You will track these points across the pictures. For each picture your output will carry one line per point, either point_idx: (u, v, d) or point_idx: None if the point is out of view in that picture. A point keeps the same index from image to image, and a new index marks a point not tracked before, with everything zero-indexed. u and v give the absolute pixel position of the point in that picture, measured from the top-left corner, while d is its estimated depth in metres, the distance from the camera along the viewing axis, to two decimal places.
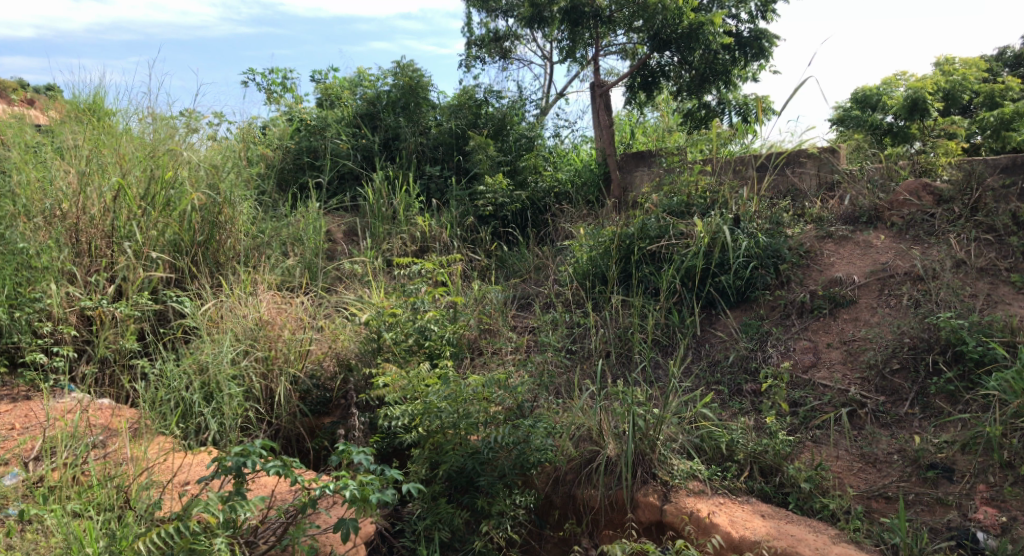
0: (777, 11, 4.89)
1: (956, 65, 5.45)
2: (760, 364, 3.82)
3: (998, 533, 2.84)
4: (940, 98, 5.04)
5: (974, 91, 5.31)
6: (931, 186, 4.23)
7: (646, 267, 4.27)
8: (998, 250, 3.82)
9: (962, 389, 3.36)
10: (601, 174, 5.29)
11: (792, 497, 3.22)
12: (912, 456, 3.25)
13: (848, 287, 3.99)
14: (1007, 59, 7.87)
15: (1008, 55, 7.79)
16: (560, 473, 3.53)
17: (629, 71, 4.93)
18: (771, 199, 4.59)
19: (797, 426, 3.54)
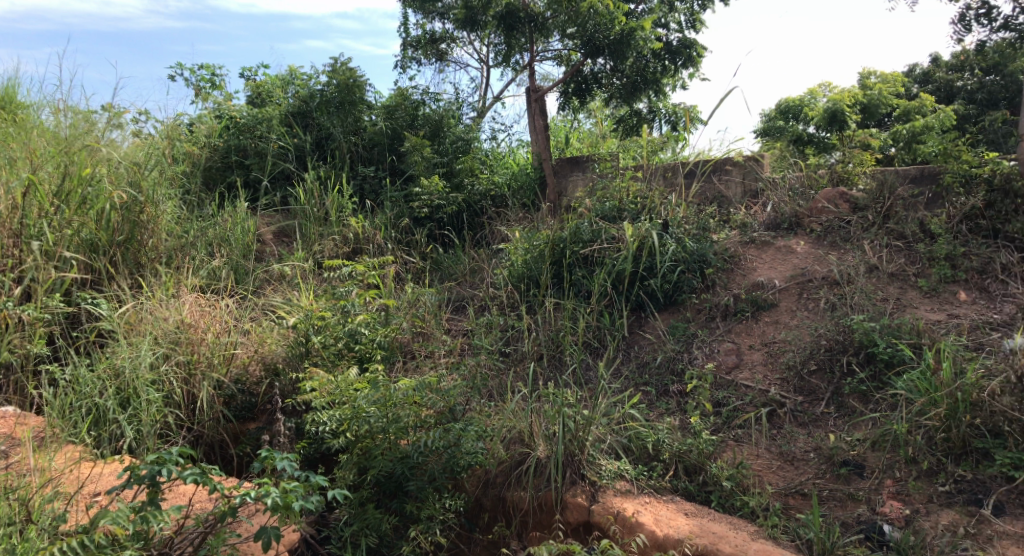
0: (706, 22, 5.01)
1: (873, 79, 5.72)
2: (686, 366, 3.91)
3: (903, 525, 3.00)
4: (858, 111, 5.28)
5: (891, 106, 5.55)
6: (848, 195, 4.43)
7: (578, 271, 4.32)
8: (907, 257, 4.02)
9: (873, 389, 3.53)
10: (536, 178, 5.33)
11: (714, 495, 3.31)
12: (827, 453, 3.39)
13: (769, 291, 4.12)
14: (916, 76, 8.32)
15: (917, 71, 8.23)
16: (491, 476, 3.56)
17: (563, 76, 4.93)
18: (699, 206, 4.72)
19: (720, 426, 3.65)
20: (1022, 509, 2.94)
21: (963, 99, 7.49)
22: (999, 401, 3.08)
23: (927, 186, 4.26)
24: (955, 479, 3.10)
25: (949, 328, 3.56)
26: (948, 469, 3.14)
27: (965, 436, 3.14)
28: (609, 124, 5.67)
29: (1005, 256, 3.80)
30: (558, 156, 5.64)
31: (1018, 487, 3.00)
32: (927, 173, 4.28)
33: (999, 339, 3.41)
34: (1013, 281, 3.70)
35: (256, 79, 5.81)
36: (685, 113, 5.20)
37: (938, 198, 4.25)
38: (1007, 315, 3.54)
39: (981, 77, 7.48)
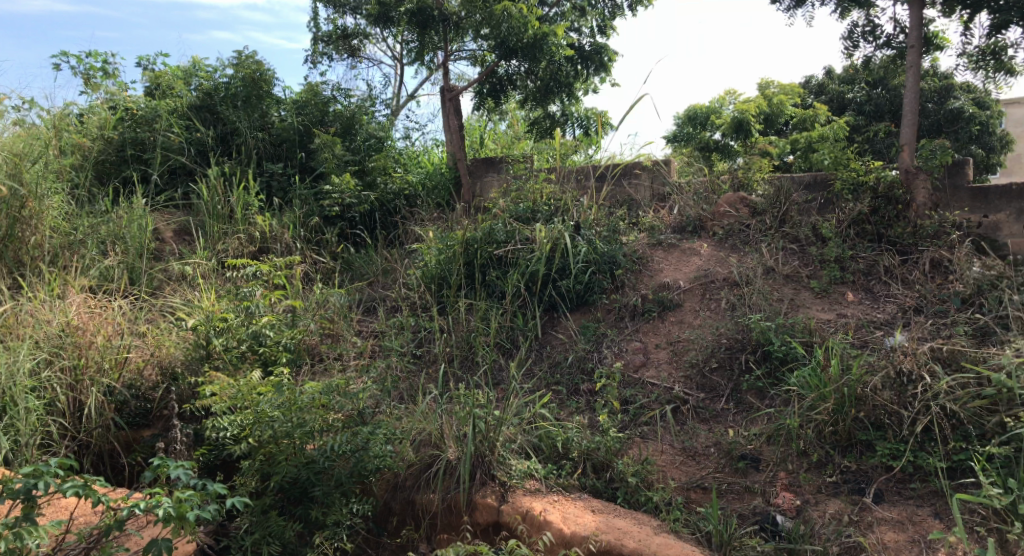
0: (615, 28, 5.15)
1: (773, 88, 5.97)
2: (596, 365, 3.98)
3: (793, 515, 3.16)
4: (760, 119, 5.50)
5: (790, 116, 5.85)
6: (747, 200, 4.63)
7: (491, 272, 4.34)
8: (801, 259, 4.23)
9: (769, 385, 3.69)
10: (450, 178, 5.32)
11: (620, 491, 3.38)
12: (726, 448, 3.52)
13: (675, 292, 4.26)
14: (812, 88, 8.81)
15: (812, 83, 8.74)
16: (400, 480, 3.53)
17: (477, 78, 4.93)
18: (609, 209, 4.83)
19: (627, 423, 3.74)
20: (899, 496, 3.15)
21: (853, 110, 7.96)
22: (880, 396, 3.31)
23: (820, 192, 4.56)
24: (841, 470, 3.30)
25: (837, 327, 3.75)
26: (835, 460, 3.33)
27: (851, 429, 3.36)
28: (523, 125, 5.72)
29: (888, 259, 4.05)
30: (473, 157, 5.64)
31: (896, 475, 3.21)
32: (819, 179, 4.57)
33: (881, 337, 3.63)
34: (893, 281, 3.95)
35: (154, 69, 5.52)
36: (595, 118, 5.32)
37: (830, 204, 4.53)
38: (889, 315, 3.77)
39: (869, 90, 7.97)
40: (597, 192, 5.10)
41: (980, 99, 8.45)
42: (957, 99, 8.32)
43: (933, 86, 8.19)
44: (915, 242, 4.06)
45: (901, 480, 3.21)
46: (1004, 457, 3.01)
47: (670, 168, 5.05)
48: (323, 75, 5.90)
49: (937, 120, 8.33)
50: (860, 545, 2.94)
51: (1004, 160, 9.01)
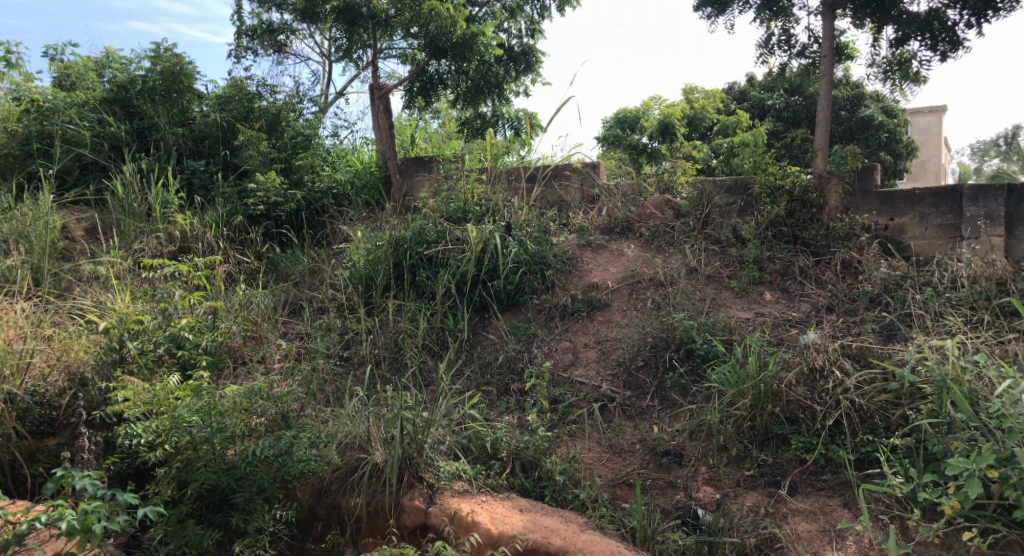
0: (544, 31, 5.23)
1: (697, 94, 6.16)
2: (526, 365, 4.00)
3: (713, 509, 3.26)
4: (685, 124, 5.70)
5: (713, 121, 6.04)
6: (672, 202, 4.75)
7: (421, 272, 4.30)
8: (722, 260, 4.35)
9: (691, 382, 3.79)
10: (380, 178, 5.26)
11: (548, 490, 3.41)
12: (651, 444, 3.60)
13: (603, 292, 4.32)
14: (735, 94, 9.12)
15: (735, 90, 9.05)
16: (325, 484, 3.46)
17: (407, 75, 4.87)
18: (539, 210, 4.89)
19: (555, 422, 3.77)
20: (812, 487, 3.29)
21: (773, 117, 8.29)
22: (795, 392, 3.44)
23: (740, 196, 4.64)
24: (759, 464, 3.42)
25: (755, 325, 3.89)
26: (753, 454, 3.45)
27: (767, 424, 3.48)
28: (454, 125, 5.73)
29: (803, 259, 4.22)
30: (403, 156, 5.60)
31: (809, 467, 3.35)
32: (739, 183, 4.64)
33: (796, 334, 3.78)
34: (808, 281, 4.12)
35: (63, 59, 5.27)
36: (526, 119, 5.37)
37: (749, 207, 4.63)
38: (803, 313, 3.92)
39: (787, 98, 8.32)
40: (527, 193, 5.13)
41: (887, 107, 8.94)
42: (868, 107, 8.79)
43: (846, 95, 8.62)
44: (827, 244, 4.25)
45: (813, 472, 3.35)
46: (907, 447, 3.19)
47: (597, 170, 5.10)
48: (247, 68, 5.72)
49: (850, 129, 8.71)
50: (775, 536, 3.08)
51: (910, 166, 9.56)
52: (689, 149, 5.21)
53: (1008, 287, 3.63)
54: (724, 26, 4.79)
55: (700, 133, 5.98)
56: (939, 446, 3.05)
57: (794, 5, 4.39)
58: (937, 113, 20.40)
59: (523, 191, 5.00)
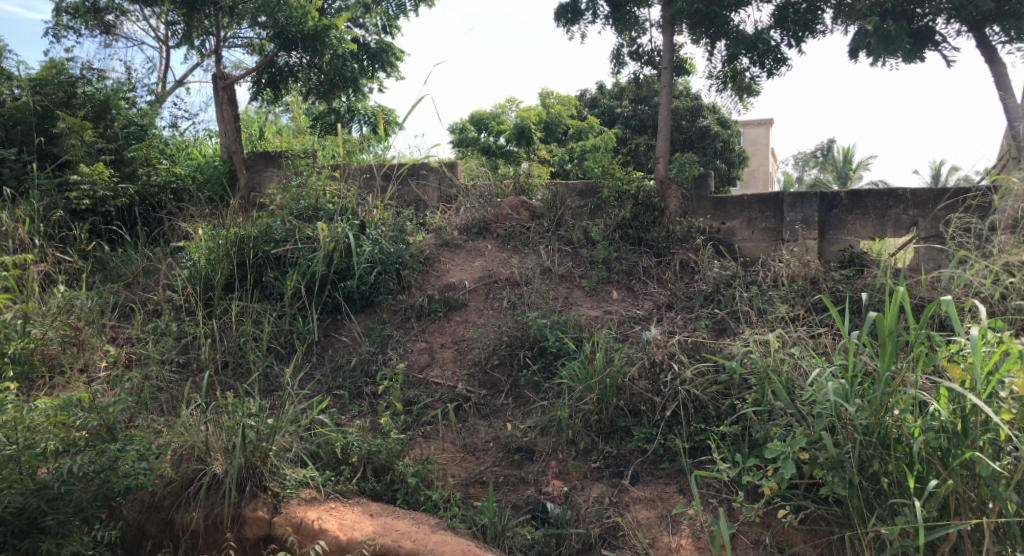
0: (401, 28, 5.20)
1: (552, 99, 6.34)
2: (379, 367, 3.93)
3: (562, 501, 3.36)
4: (541, 128, 5.87)
5: (566, 126, 6.26)
6: (528, 204, 4.87)
7: (269, 272, 4.15)
8: (573, 260, 4.51)
9: (543, 380, 3.87)
10: (225, 171, 5.05)
11: (400, 492, 3.36)
12: (503, 442, 3.64)
13: (460, 292, 4.34)
14: (587, 101, 9.53)
15: (587, 96, 9.47)
16: (156, 499, 3.19)
17: (253, 68, 4.75)
18: (395, 209, 4.83)
19: (410, 424, 3.73)
20: (652, 476, 3.47)
21: (621, 124, 8.75)
22: (636, 385, 3.64)
23: (590, 199, 4.87)
24: (604, 456, 3.57)
25: (603, 322, 4.05)
26: (599, 447, 3.59)
27: (612, 417, 3.63)
28: (306, 120, 5.53)
29: (646, 260, 4.46)
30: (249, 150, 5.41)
31: (650, 456, 3.53)
32: (590, 187, 4.88)
33: (639, 331, 3.98)
34: (651, 281, 4.36)
35: None
36: (381, 116, 5.32)
37: (599, 209, 4.85)
38: (647, 311, 4.14)
39: (634, 106, 8.81)
40: (383, 191, 5.07)
41: (722, 117, 9.68)
42: (705, 118, 9.51)
43: (686, 106, 9.27)
44: (668, 246, 4.53)
45: (653, 461, 3.53)
46: (734, 435, 3.44)
47: (455, 170, 5.15)
48: (70, 51, 5.27)
49: (689, 137, 9.45)
50: (617, 524, 3.22)
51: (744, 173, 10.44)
52: (543, 151, 5.39)
53: (820, 286, 4.01)
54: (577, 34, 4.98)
55: (559, 136, 6.20)
56: (761, 432, 3.32)
57: (639, 18, 4.62)
58: (763, 125, 22.28)
59: (378, 189, 4.91)
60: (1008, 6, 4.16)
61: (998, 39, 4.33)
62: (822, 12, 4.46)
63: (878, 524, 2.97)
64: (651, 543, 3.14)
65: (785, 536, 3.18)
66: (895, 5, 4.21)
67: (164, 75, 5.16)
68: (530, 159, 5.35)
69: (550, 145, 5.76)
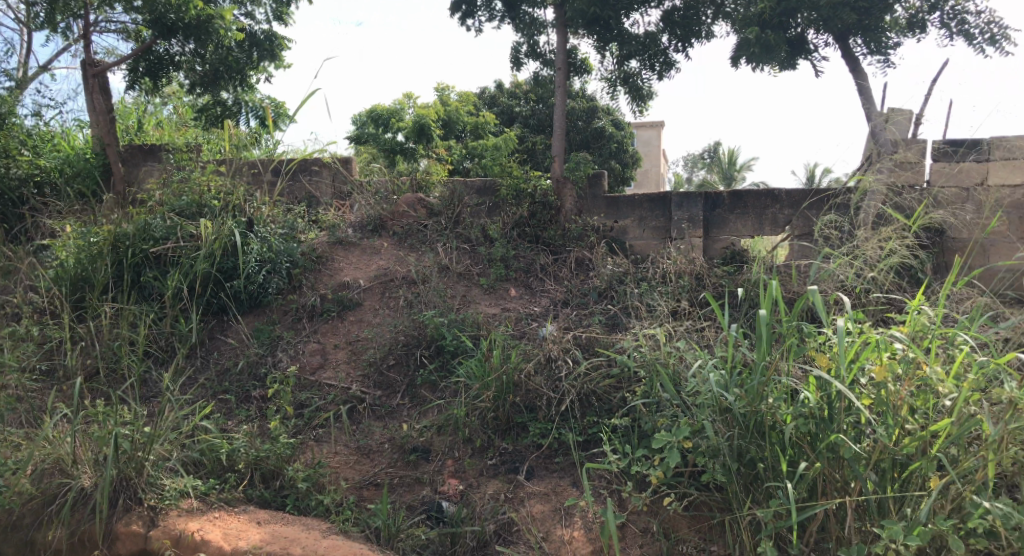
0: (293, 16, 5.05)
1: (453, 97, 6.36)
2: (268, 369, 3.79)
3: (457, 500, 3.34)
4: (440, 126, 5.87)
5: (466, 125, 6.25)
6: (425, 201, 4.81)
7: (148, 272, 3.94)
8: (471, 258, 4.53)
9: (439, 379, 3.83)
10: (99, 165, 4.80)
11: (290, 498, 3.25)
12: (399, 442, 3.59)
13: (354, 291, 4.27)
14: (487, 99, 9.57)
15: (486, 95, 9.53)
16: (14, 518, 2.96)
17: (129, 53, 4.58)
18: (286, 207, 4.71)
19: (301, 427, 3.62)
20: (546, 470, 3.51)
21: (520, 124, 8.86)
22: (532, 381, 3.66)
23: (488, 197, 4.88)
24: (501, 452, 3.57)
25: (501, 320, 4.06)
26: (496, 444, 3.60)
27: (509, 413, 3.65)
28: (190, 112, 5.37)
29: (543, 258, 4.56)
30: (125, 142, 5.24)
31: (545, 451, 3.57)
32: (488, 186, 4.88)
33: (535, 327, 4.03)
34: (548, 278, 4.45)
35: None
36: (271, 108, 5.18)
37: (497, 207, 4.88)
38: (543, 308, 4.19)
39: (533, 105, 8.94)
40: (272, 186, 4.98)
41: (617, 120, 9.97)
42: (601, 119, 9.77)
43: (583, 106, 9.48)
44: (564, 244, 4.64)
45: (548, 455, 3.57)
46: (625, 427, 3.53)
47: (349, 166, 5.05)
48: None
49: (586, 137, 9.68)
50: (511, 520, 3.24)
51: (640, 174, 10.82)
52: (441, 148, 5.39)
53: (705, 282, 4.20)
54: (474, 30, 4.98)
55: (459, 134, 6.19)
56: (649, 423, 3.42)
57: (534, 17, 4.70)
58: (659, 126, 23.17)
59: (264, 186, 4.80)
60: (868, 21, 4.42)
61: (861, 50, 4.60)
62: (707, 18, 4.71)
63: (754, 507, 3.13)
64: (545, 537, 3.17)
65: (671, 523, 3.31)
66: (772, 17, 4.43)
67: (26, 59, 4.82)
68: (427, 157, 5.37)
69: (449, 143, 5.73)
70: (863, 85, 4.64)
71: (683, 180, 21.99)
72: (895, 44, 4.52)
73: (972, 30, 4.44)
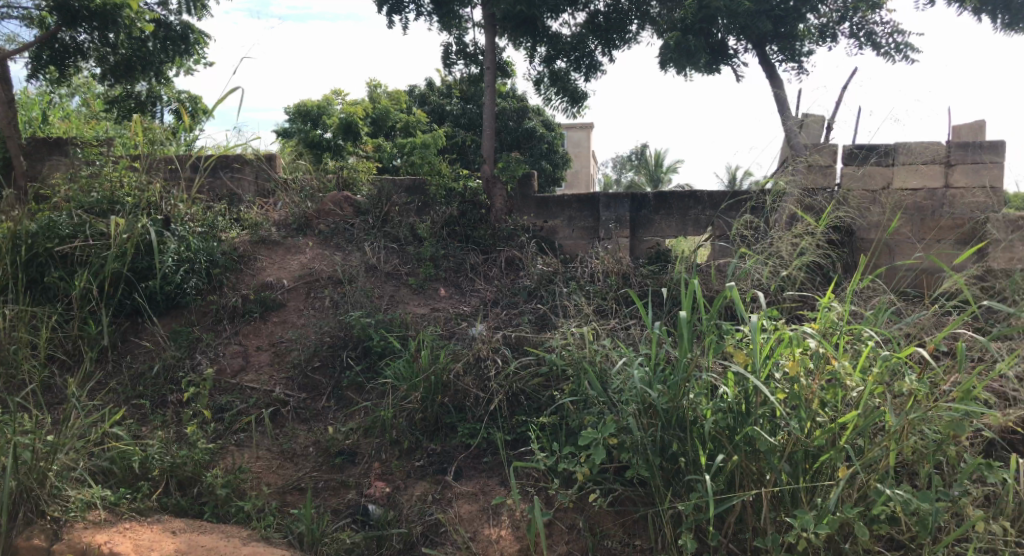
0: (207, 7, 4.87)
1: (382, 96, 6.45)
2: (186, 373, 3.65)
3: (385, 503, 3.28)
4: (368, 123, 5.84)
5: (393, 125, 6.16)
6: (351, 199, 4.79)
7: (54, 272, 3.78)
8: (399, 257, 4.50)
9: (366, 380, 3.77)
10: (0, 158, 4.55)
11: (208, 506, 3.13)
12: (324, 446, 3.50)
13: (277, 291, 4.18)
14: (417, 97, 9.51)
15: (416, 92, 9.48)
16: None
17: (34, 41, 4.36)
18: (205, 204, 4.58)
19: (220, 432, 3.50)
20: (474, 470, 3.47)
21: (451, 122, 8.84)
22: (461, 381, 3.65)
23: (417, 196, 4.88)
24: (429, 454, 3.53)
25: (429, 320, 4.04)
26: (423, 445, 3.55)
27: (437, 414, 3.61)
28: (99, 105, 5.30)
29: (473, 257, 4.58)
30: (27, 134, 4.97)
31: (473, 451, 3.54)
32: (417, 184, 4.88)
33: (464, 326, 4.02)
34: (477, 278, 4.46)
35: None
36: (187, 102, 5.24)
37: (426, 207, 4.89)
38: (473, 308, 4.19)
39: (463, 105, 8.94)
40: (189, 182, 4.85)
41: (547, 120, 10.08)
42: (531, 120, 9.86)
43: (513, 106, 9.53)
44: (494, 244, 4.68)
45: (476, 455, 3.54)
46: (553, 424, 3.54)
47: (273, 163, 4.95)
48: None
49: (516, 137, 9.74)
50: (440, 521, 3.20)
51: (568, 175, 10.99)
52: (370, 147, 5.35)
53: (631, 281, 4.28)
54: (400, 26, 4.94)
55: (389, 132, 6.15)
56: (577, 420, 3.44)
57: (462, 16, 4.72)
58: None
59: (183, 183, 4.67)
60: (783, 28, 4.62)
61: (777, 57, 4.79)
62: (630, 21, 4.86)
63: (676, 501, 3.19)
64: (472, 537, 3.14)
65: (596, 519, 3.35)
66: (694, 21, 4.54)
67: None
68: (357, 154, 5.32)
69: (378, 140, 5.66)
70: (779, 90, 4.82)
71: (611, 181, 22.44)
72: (808, 52, 4.72)
73: (879, 39, 4.68)
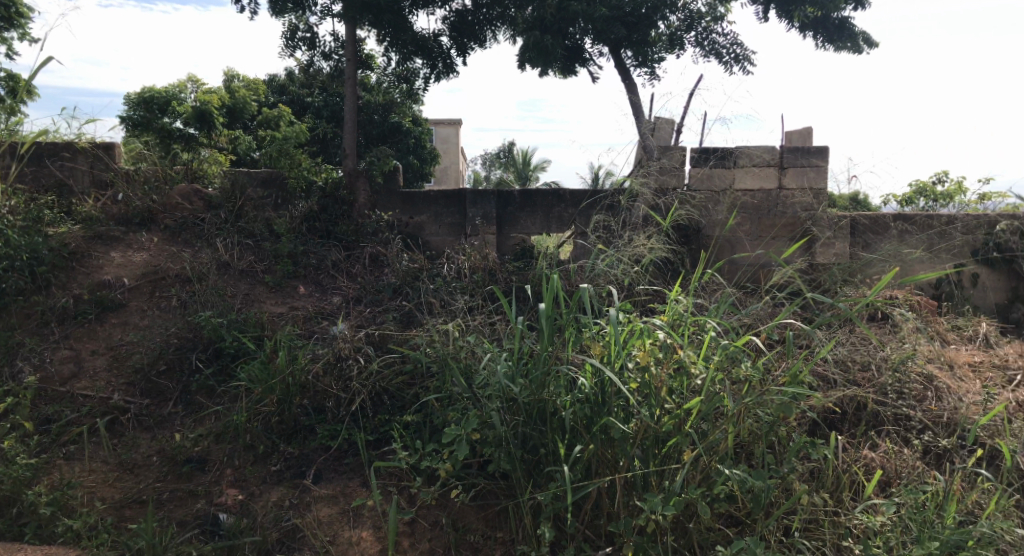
0: None
1: (238, 83, 6.23)
2: (3, 381, 3.38)
3: (237, 511, 3.10)
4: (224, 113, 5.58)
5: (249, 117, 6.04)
6: (202, 192, 4.55)
7: None
8: (255, 254, 4.33)
9: (217, 383, 3.58)
10: None
11: (29, 527, 2.85)
12: (169, 455, 3.28)
13: (117, 291, 3.89)
14: (274, 87, 9.23)
15: (274, 83, 9.19)
16: None
17: None
18: (29, 196, 4.27)
19: (46, 446, 3.22)
20: (334, 472, 3.36)
21: (312, 113, 8.65)
22: (321, 382, 3.53)
23: (274, 190, 4.74)
24: (285, 457, 3.37)
25: (287, 320, 3.90)
26: (280, 448, 3.39)
27: (295, 417, 3.48)
28: None
29: (334, 253, 4.48)
30: None
31: (333, 453, 3.42)
32: (273, 176, 4.72)
33: (324, 325, 3.91)
34: (340, 275, 4.36)
35: None
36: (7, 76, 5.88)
37: (284, 201, 4.76)
38: (334, 306, 4.08)
39: (325, 96, 8.76)
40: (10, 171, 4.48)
41: (415, 117, 10.09)
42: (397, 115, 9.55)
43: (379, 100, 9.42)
44: (357, 240, 4.62)
45: (338, 457, 3.42)
46: (416, 422, 3.50)
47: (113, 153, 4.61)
48: None
49: (382, 131, 9.47)
50: (297, 526, 3.06)
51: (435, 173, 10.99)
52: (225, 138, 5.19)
53: (495, 277, 4.36)
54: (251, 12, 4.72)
55: (246, 122, 6.00)
56: (440, 417, 3.42)
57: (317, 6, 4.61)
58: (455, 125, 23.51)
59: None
60: (637, 35, 4.83)
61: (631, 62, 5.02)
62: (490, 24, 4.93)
63: (536, 491, 3.25)
64: (331, 540, 3.03)
65: (459, 515, 3.34)
66: (552, 21, 4.66)
67: None
68: (209, 147, 5.08)
69: (235, 133, 5.46)
70: (635, 94, 5.05)
71: (484, 177, 22.47)
72: (659, 58, 4.97)
73: (721, 50, 5.01)
